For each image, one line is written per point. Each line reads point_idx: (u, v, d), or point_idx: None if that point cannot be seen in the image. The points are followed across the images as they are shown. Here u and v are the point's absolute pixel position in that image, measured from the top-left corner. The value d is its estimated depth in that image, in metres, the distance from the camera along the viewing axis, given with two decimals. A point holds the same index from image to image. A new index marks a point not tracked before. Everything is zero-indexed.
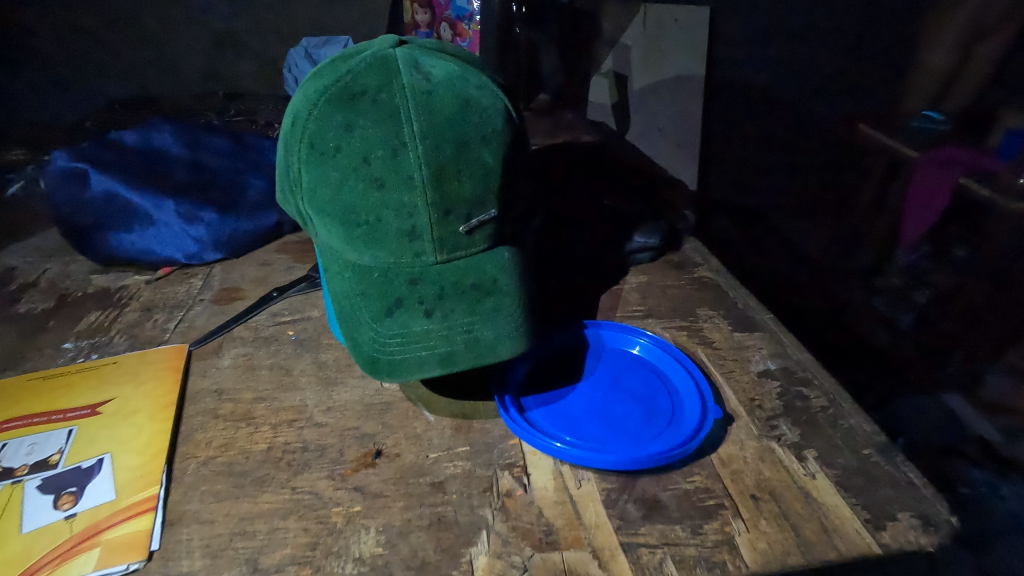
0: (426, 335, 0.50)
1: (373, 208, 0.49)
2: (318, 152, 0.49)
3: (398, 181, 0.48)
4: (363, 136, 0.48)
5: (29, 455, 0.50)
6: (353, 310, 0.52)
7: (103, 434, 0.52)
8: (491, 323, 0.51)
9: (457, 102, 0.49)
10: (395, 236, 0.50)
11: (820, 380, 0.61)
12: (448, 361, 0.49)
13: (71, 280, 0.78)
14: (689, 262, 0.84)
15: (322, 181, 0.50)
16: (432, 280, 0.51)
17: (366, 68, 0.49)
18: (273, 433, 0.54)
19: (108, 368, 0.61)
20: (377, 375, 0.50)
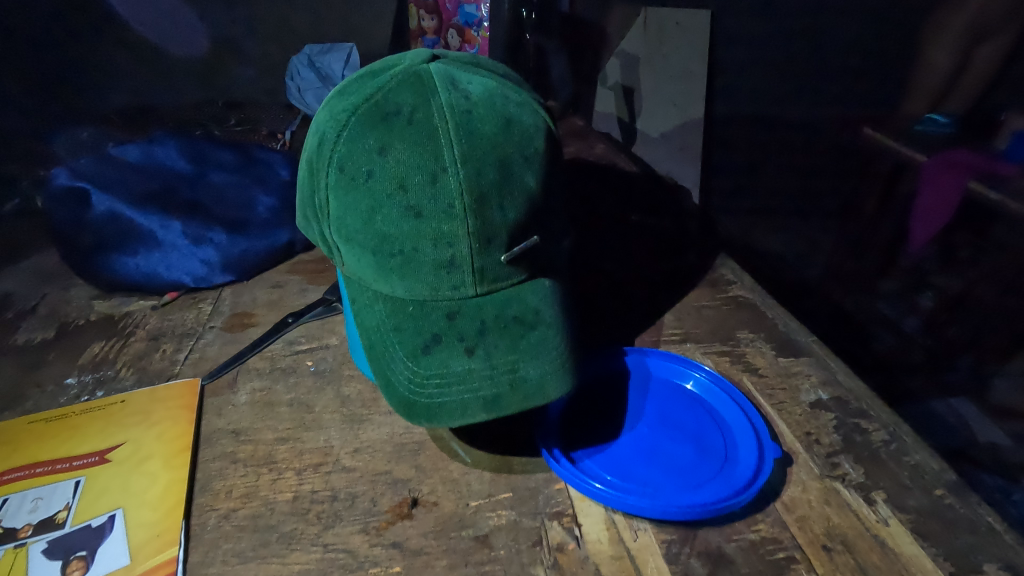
0: (469, 376, 0.46)
1: (409, 238, 0.45)
2: (348, 177, 0.45)
3: (437, 209, 0.45)
4: (398, 160, 0.44)
5: (32, 512, 0.45)
6: (386, 347, 0.48)
7: (113, 485, 0.48)
8: (537, 361, 0.47)
9: (499, 121, 0.46)
10: (433, 267, 0.46)
11: (877, 411, 0.57)
12: (494, 404, 0.45)
13: (72, 307, 0.74)
14: (721, 279, 0.79)
15: (352, 208, 0.46)
16: (471, 313, 0.47)
17: (400, 86, 0.45)
18: (298, 479, 0.50)
19: (115, 407, 0.56)
20: (414, 419, 0.46)
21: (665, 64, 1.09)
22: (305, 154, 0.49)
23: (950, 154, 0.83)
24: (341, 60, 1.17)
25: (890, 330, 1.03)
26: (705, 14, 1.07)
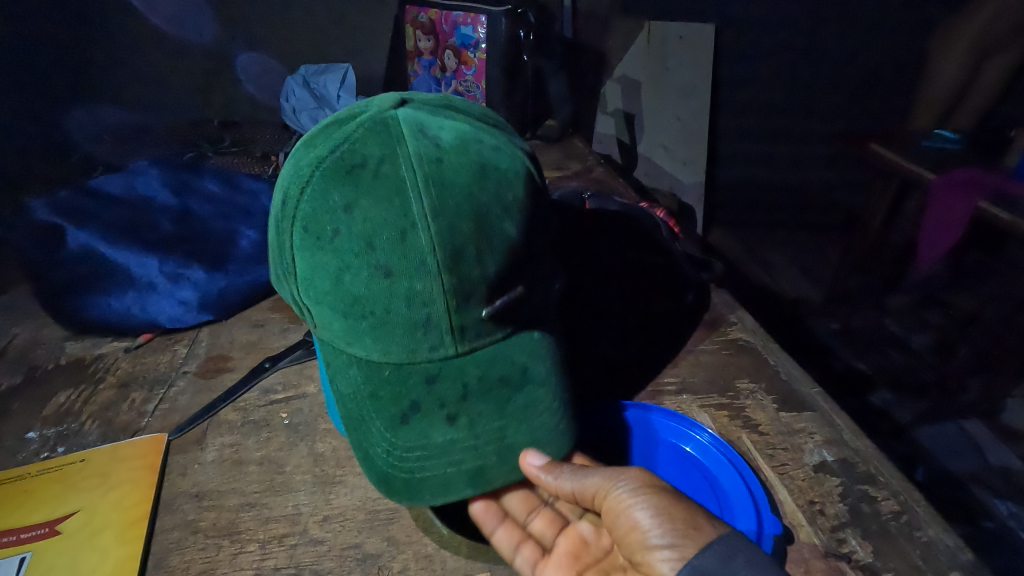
0: (451, 447, 0.45)
1: (380, 301, 0.42)
2: (313, 237, 0.42)
3: (408, 268, 0.41)
4: (365, 219, 0.40)
5: None
6: (364, 416, 0.46)
7: (62, 562, 0.45)
8: (524, 426, 0.47)
9: (473, 170, 0.42)
10: (407, 329, 0.43)
11: (886, 476, 0.53)
12: (479, 478, 0.46)
13: (43, 349, 0.71)
14: (721, 321, 0.75)
15: (318, 270, 0.43)
16: (452, 377, 0.45)
17: (367, 135, 0.42)
18: (260, 554, 0.47)
19: (74, 469, 0.53)
20: (398, 493, 0.45)
21: (666, 79, 1.05)
22: (271, 211, 0.46)
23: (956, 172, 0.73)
24: (336, 80, 1.13)
25: (898, 349, 0.90)
26: (710, 29, 1.00)
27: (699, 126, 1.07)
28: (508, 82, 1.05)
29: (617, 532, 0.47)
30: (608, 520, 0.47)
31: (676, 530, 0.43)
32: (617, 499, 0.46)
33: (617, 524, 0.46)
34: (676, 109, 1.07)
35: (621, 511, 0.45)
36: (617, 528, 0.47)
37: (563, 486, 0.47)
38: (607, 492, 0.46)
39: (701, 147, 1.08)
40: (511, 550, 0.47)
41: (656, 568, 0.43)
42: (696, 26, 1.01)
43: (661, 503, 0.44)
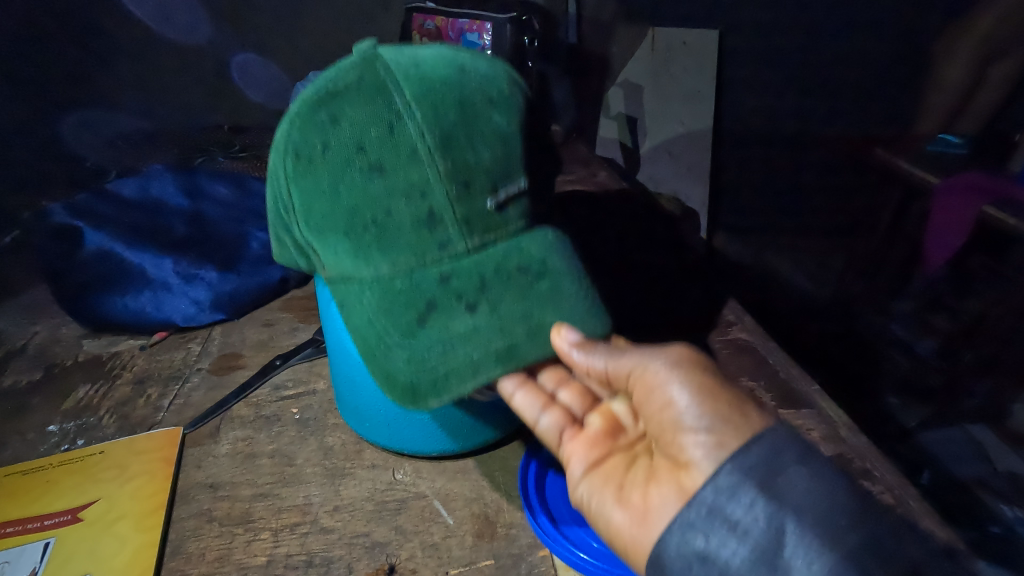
0: (475, 336, 0.43)
1: (378, 203, 0.42)
2: (304, 159, 0.43)
3: (401, 160, 0.41)
4: (351, 123, 0.41)
5: None
6: (381, 334, 0.44)
7: (83, 548, 0.47)
8: (554, 312, 0.45)
9: (452, 65, 0.43)
10: (412, 229, 0.43)
11: (882, 472, 0.55)
12: (510, 353, 0.43)
13: (61, 346, 0.73)
14: (722, 321, 0.77)
15: (315, 193, 0.43)
16: (466, 272, 0.44)
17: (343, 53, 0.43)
18: (273, 541, 0.48)
19: (94, 460, 0.55)
20: (427, 398, 0.43)
21: (670, 85, 1.05)
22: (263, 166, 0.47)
23: (968, 176, 0.73)
24: None
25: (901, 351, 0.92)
26: (716, 34, 1.00)
27: (703, 134, 1.05)
28: None
29: (648, 411, 0.44)
30: (639, 399, 0.45)
31: (716, 413, 0.40)
32: (653, 373, 0.44)
33: (648, 403, 0.44)
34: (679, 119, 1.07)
35: (657, 386, 0.43)
36: (649, 406, 0.44)
37: (595, 363, 0.44)
38: (643, 369, 0.44)
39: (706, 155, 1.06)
40: (533, 413, 0.48)
41: (684, 451, 0.40)
42: (703, 32, 1.01)
43: (699, 381, 0.42)
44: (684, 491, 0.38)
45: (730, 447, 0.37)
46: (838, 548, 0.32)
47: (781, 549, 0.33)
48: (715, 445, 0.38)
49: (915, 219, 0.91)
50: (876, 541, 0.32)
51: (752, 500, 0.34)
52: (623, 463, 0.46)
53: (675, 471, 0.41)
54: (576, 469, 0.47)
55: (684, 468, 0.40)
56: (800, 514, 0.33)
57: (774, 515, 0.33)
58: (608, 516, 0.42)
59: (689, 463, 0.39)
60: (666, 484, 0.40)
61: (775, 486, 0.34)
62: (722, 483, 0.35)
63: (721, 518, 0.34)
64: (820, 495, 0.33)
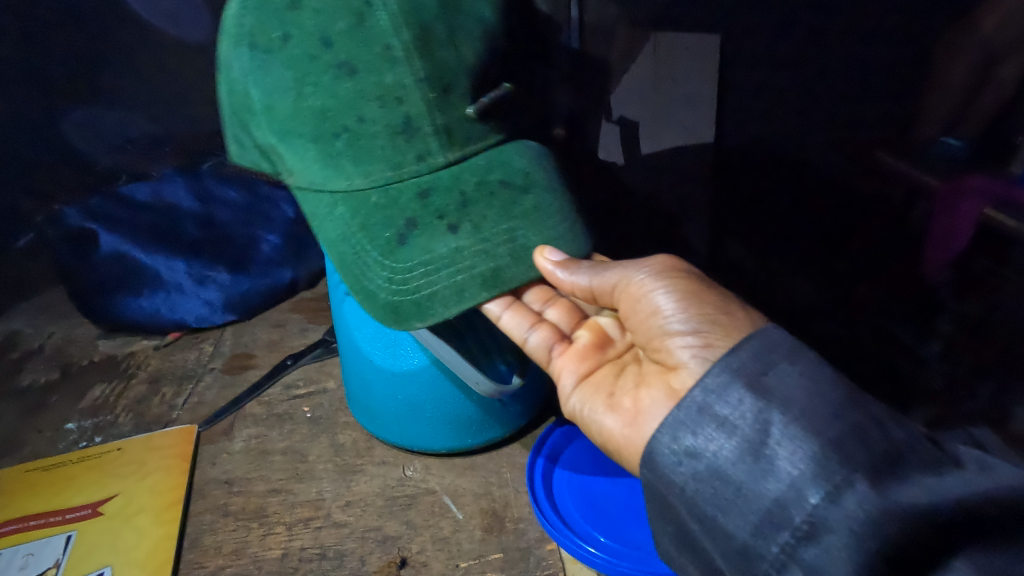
0: (456, 253, 0.43)
1: (350, 104, 0.43)
2: (272, 54, 0.44)
3: (374, 59, 0.43)
4: (318, 13, 0.42)
5: (22, 569, 0.46)
6: (358, 247, 0.45)
7: (104, 542, 0.48)
8: (534, 223, 0.46)
9: None
10: (387, 135, 0.44)
11: None
12: (494, 282, 0.44)
13: (77, 347, 0.75)
14: None
15: (282, 93, 0.44)
16: (446, 188, 0.44)
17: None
18: (287, 535, 0.50)
19: (111, 456, 0.56)
20: (409, 318, 0.43)
21: None
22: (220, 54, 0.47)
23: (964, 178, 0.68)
24: None
25: None
26: None
27: None
28: None
29: (635, 321, 0.43)
30: (624, 312, 0.44)
31: (702, 315, 0.38)
32: (638, 284, 0.42)
33: (633, 315, 0.43)
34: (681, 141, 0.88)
35: (642, 297, 0.42)
36: (634, 318, 0.43)
37: (579, 280, 0.43)
38: (627, 281, 0.43)
39: None
40: (520, 332, 0.47)
41: (671, 355, 0.39)
42: None
43: (687, 287, 0.41)
44: (671, 391, 0.38)
45: (718, 347, 0.37)
46: (830, 440, 0.29)
47: (768, 443, 0.30)
48: (704, 345, 0.37)
49: None
50: (866, 432, 0.29)
51: (741, 397, 0.31)
52: (614, 373, 0.46)
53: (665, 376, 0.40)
54: (568, 381, 0.46)
55: (673, 370, 0.39)
56: (787, 408, 0.30)
57: (763, 409, 0.30)
58: (601, 422, 0.42)
59: (678, 365, 0.39)
60: (657, 387, 0.40)
61: (764, 383, 0.31)
62: (711, 382, 0.32)
63: (705, 416, 0.32)
64: (810, 393, 0.30)
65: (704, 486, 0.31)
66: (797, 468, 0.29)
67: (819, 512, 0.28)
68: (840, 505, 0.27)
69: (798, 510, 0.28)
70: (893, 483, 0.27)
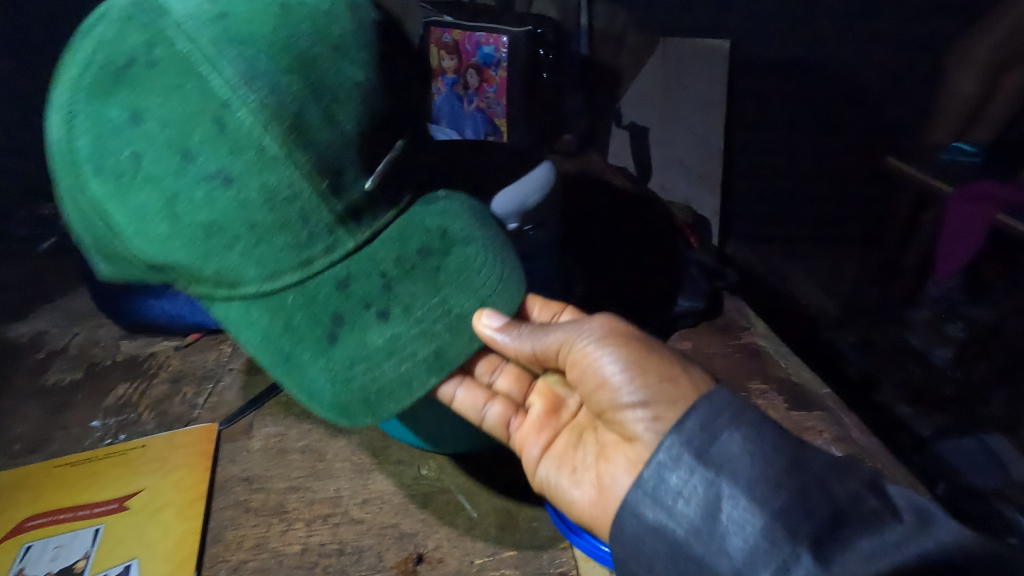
0: (392, 346, 0.43)
1: (232, 214, 0.40)
2: (122, 175, 0.40)
3: (247, 159, 0.39)
4: (166, 123, 0.38)
5: (53, 561, 0.47)
6: (286, 353, 0.44)
7: (131, 535, 0.49)
8: (457, 288, 0.45)
9: (270, 13, 0.40)
10: (282, 236, 0.41)
11: (891, 472, 0.57)
12: (438, 363, 0.43)
13: (100, 347, 0.77)
14: (734, 326, 0.79)
15: (146, 215, 0.40)
16: (364, 274, 0.43)
17: (119, 24, 0.39)
18: (306, 531, 0.51)
19: (135, 453, 0.58)
20: (358, 416, 0.44)
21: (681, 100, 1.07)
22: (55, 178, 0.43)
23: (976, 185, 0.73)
24: None
25: (917, 362, 0.90)
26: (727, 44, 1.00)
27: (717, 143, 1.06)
28: None
29: (585, 387, 0.45)
30: (574, 375, 0.46)
31: (647, 388, 0.41)
32: (581, 349, 0.45)
33: (582, 380, 0.45)
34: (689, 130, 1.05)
35: (587, 362, 0.44)
36: (582, 382, 0.45)
37: (522, 345, 0.45)
38: (570, 345, 0.45)
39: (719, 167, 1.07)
40: (477, 410, 0.49)
41: (627, 427, 0.41)
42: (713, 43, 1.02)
43: (628, 353, 0.43)
44: (633, 462, 0.41)
45: (667, 419, 0.39)
46: (776, 510, 0.32)
47: (719, 516, 0.33)
48: (654, 418, 0.40)
49: (927, 229, 0.91)
50: (807, 493, 0.32)
51: (691, 470, 0.35)
52: (573, 441, 0.48)
53: (624, 445, 0.43)
54: (532, 452, 0.49)
55: (630, 442, 0.42)
56: (735, 479, 0.34)
57: (712, 482, 0.34)
58: (569, 496, 0.45)
59: (633, 438, 0.41)
60: (617, 459, 0.43)
61: (711, 454, 0.35)
62: (663, 457, 0.36)
63: (658, 492, 0.35)
64: (753, 461, 0.34)
65: (669, 557, 0.35)
66: (747, 538, 0.32)
67: None
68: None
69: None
70: (840, 552, 0.30)
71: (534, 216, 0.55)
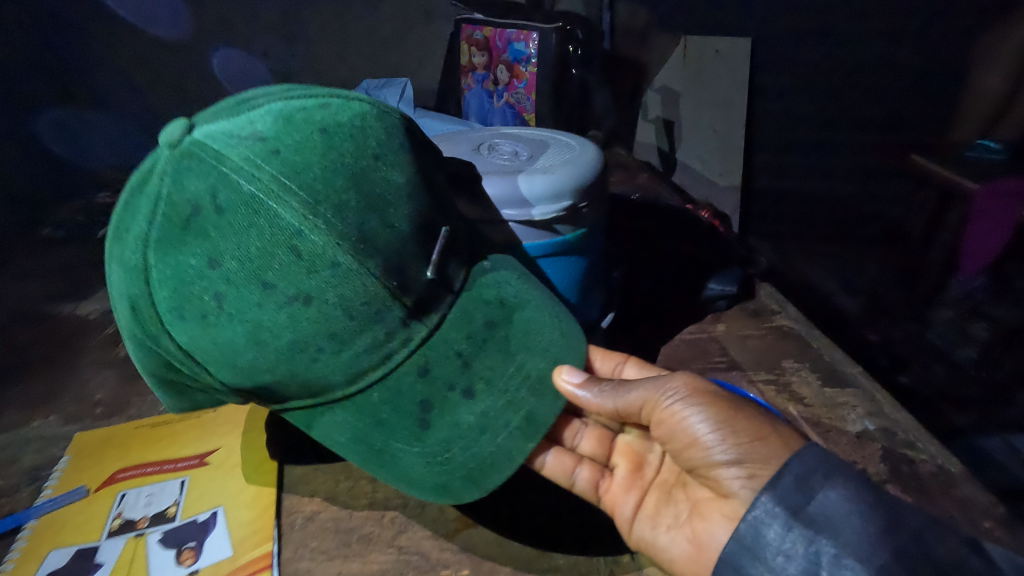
0: (484, 421, 0.44)
1: (317, 329, 0.40)
2: (203, 316, 0.39)
3: (324, 273, 0.39)
4: (240, 261, 0.38)
5: (147, 506, 0.51)
6: (380, 446, 0.44)
7: (213, 486, 0.53)
8: (528, 351, 0.47)
9: (315, 141, 0.40)
10: (364, 337, 0.42)
11: (924, 443, 0.59)
12: (533, 427, 0.45)
13: None
14: (766, 310, 0.81)
15: (232, 349, 0.40)
16: (442, 358, 0.45)
17: (167, 175, 0.38)
18: (372, 486, 0.54)
19: (209, 417, 0.62)
20: (462, 493, 0.43)
21: (703, 92, 1.13)
22: (126, 327, 0.41)
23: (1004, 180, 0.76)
24: (395, 94, 1.16)
25: (938, 360, 0.91)
26: (746, 41, 1.06)
27: (734, 137, 1.11)
28: (556, 95, 1.13)
29: (674, 445, 0.49)
30: (660, 431, 0.49)
31: (740, 449, 0.44)
32: (668, 409, 0.48)
33: (673, 437, 0.48)
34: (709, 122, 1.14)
35: (677, 420, 0.47)
36: (673, 439, 0.49)
37: (605, 402, 0.48)
38: (656, 404, 0.48)
39: (737, 157, 1.11)
40: (568, 476, 0.51)
41: (724, 483, 0.45)
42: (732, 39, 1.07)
43: (718, 413, 0.46)
44: (731, 518, 0.45)
45: (761, 476, 0.43)
46: (876, 567, 0.37)
47: (826, 572, 0.38)
48: (749, 476, 0.44)
49: None
50: (906, 551, 0.37)
51: (789, 528, 0.40)
52: (663, 499, 0.51)
53: (718, 501, 0.47)
54: (625, 511, 0.50)
55: (726, 497, 0.46)
56: (836, 536, 0.39)
57: (813, 539, 0.39)
58: (667, 552, 0.47)
59: (730, 493, 0.45)
60: (714, 516, 0.47)
61: (808, 512, 0.40)
62: (760, 513, 0.41)
63: (761, 549, 0.41)
64: (852, 517, 0.39)
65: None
66: None
67: None
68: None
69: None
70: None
71: (588, 193, 0.58)
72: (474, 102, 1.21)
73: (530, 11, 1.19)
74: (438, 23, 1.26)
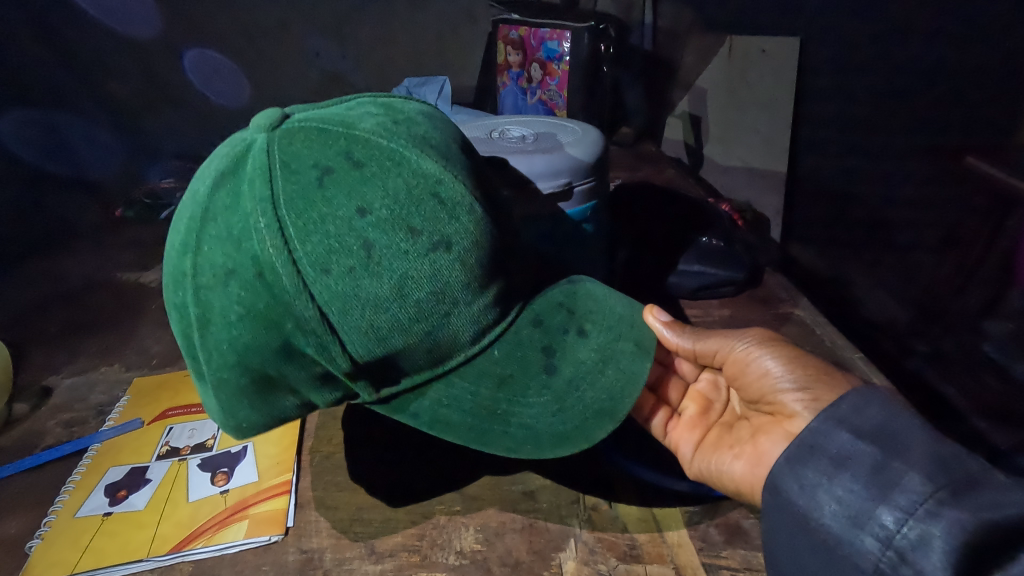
0: (604, 352, 0.48)
1: (456, 278, 0.42)
2: (349, 271, 0.39)
3: (462, 218, 0.42)
4: (390, 208, 0.40)
5: (190, 438, 0.59)
6: (506, 407, 0.45)
7: None
8: (620, 301, 0.52)
9: (418, 118, 0.46)
10: (484, 296, 0.44)
11: None
12: (643, 347, 0.49)
13: None
14: (774, 297, 0.83)
15: (377, 302, 0.40)
16: (552, 310, 0.48)
17: (302, 144, 0.41)
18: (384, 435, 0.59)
19: None
20: (598, 428, 0.45)
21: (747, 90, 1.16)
22: (240, 300, 0.39)
23: None
24: (434, 91, 1.23)
25: (995, 375, 0.90)
26: (795, 40, 1.08)
27: (779, 140, 1.14)
28: (587, 92, 1.17)
29: (744, 380, 0.54)
30: (732, 375, 0.55)
31: (805, 376, 0.49)
32: (740, 350, 0.54)
33: (745, 375, 0.54)
34: (754, 122, 1.16)
35: (751, 360, 0.53)
36: (745, 377, 0.54)
37: (683, 341, 0.56)
38: (728, 349, 0.55)
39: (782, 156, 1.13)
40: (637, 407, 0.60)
41: (787, 406, 0.49)
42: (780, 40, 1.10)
43: (787, 353, 0.51)
44: (789, 434, 0.49)
45: (824, 400, 0.47)
46: (922, 465, 0.38)
47: (882, 469, 0.39)
48: (812, 398, 0.47)
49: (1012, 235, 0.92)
50: (946, 460, 0.38)
51: (846, 438, 0.42)
52: (724, 431, 0.56)
53: (782, 423, 0.51)
54: (687, 449, 0.56)
55: (789, 419, 0.49)
56: (891, 442, 0.40)
57: (866, 445, 0.41)
58: (727, 471, 0.52)
59: (792, 414, 0.49)
60: (774, 433, 0.51)
61: (868, 429, 0.42)
62: (821, 425, 0.44)
63: (825, 453, 0.42)
64: (913, 431, 0.40)
65: (827, 503, 0.41)
66: (904, 482, 0.38)
67: (911, 515, 0.37)
68: (927, 515, 0.36)
69: (893, 516, 0.38)
70: (970, 499, 0.36)
71: (583, 172, 0.62)
72: (508, 99, 1.26)
73: (565, 12, 1.24)
74: (478, 24, 1.32)
